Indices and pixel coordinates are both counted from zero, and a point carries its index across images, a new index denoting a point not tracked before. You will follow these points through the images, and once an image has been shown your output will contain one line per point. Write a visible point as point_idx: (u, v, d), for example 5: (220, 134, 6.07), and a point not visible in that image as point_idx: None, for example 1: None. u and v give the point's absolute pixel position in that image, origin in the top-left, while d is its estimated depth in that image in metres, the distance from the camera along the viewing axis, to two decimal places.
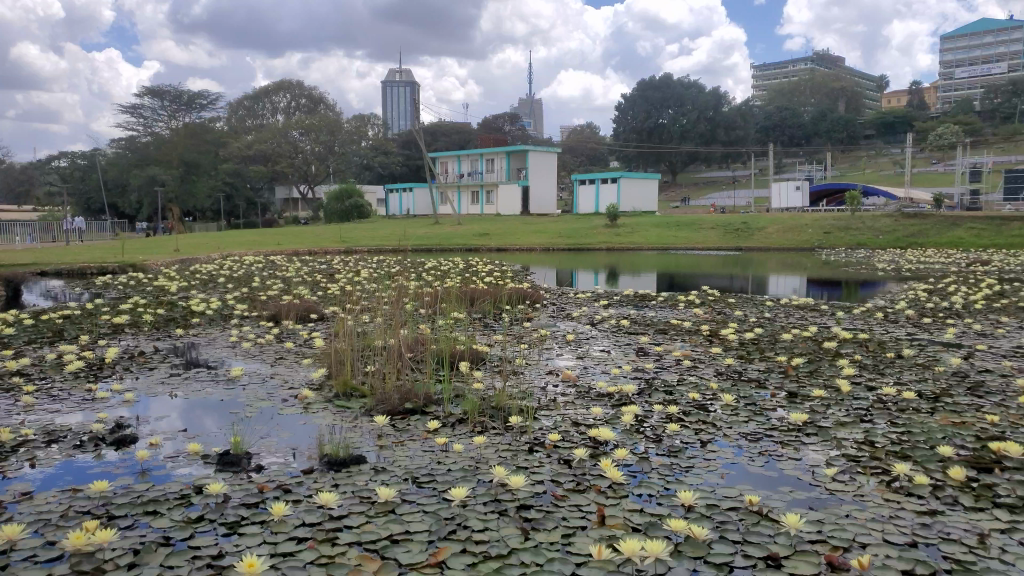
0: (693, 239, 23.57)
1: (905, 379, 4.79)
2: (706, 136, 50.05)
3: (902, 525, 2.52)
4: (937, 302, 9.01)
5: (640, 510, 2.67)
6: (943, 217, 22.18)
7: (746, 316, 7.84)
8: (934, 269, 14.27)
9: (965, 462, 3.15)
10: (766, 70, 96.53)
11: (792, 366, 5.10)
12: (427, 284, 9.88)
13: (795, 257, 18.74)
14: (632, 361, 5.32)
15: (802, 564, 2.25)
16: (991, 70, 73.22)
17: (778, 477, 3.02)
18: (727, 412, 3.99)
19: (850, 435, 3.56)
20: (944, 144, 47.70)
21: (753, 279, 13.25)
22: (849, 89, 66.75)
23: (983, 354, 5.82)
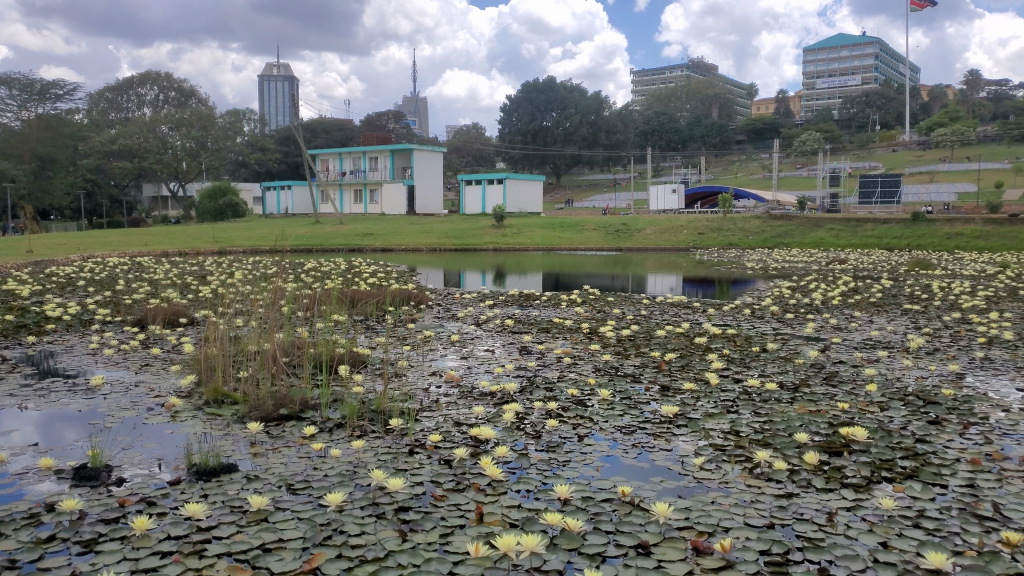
0: (578, 240, 24.11)
1: (768, 371, 5.09)
2: (588, 139, 51.34)
3: (761, 508, 2.69)
4: (798, 298, 9.65)
5: (518, 506, 2.71)
6: (807, 219, 23.74)
7: (624, 314, 8.12)
8: (798, 268, 15.21)
9: (817, 447, 3.40)
10: (645, 76, 100.23)
11: (665, 362, 5.31)
12: (308, 286, 9.61)
13: (671, 257, 19.57)
14: (515, 360, 5.40)
15: (668, 551, 2.36)
16: (847, 81, 79.00)
17: (649, 468, 3.15)
18: (605, 406, 4.12)
19: (717, 426, 3.75)
20: (808, 150, 50.99)
21: (632, 279, 13.70)
22: (721, 96, 70.25)
23: (838, 346, 6.27)
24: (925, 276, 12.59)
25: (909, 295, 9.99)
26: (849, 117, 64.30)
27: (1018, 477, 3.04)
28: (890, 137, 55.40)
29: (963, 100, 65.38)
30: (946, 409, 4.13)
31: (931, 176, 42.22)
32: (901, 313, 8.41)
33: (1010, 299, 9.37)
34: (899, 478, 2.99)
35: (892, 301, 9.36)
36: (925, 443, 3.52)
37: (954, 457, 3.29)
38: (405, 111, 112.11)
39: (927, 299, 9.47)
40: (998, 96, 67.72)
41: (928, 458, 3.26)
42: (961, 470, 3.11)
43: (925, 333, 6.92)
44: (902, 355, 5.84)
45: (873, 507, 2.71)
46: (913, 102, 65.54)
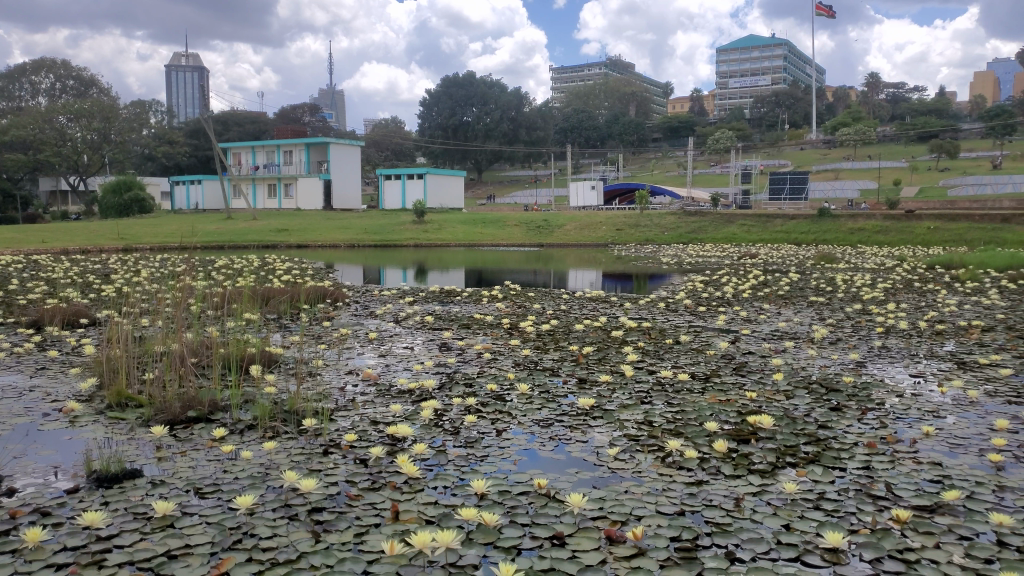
0: (499, 236, 24.18)
1: (681, 362, 5.24)
2: (509, 135, 51.50)
3: (673, 496, 2.77)
4: (711, 292, 9.94)
5: (434, 502, 2.71)
6: (720, 215, 24.50)
7: (544, 309, 8.19)
8: (712, 262, 15.68)
9: (726, 435, 3.52)
10: (565, 73, 101.33)
11: (583, 355, 5.40)
12: (219, 284, 9.33)
13: (591, 253, 19.88)
14: (434, 357, 5.37)
15: (583, 540, 2.40)
16: (757, 82, 81.83)
17: (565, 460, 3.20)
18: (523, 401, 4.15)
19: (631, 416, 3.84)
20: (720, 147, 52.60)
21: (553, 275, 13.84)
22: (638, 95, 71.74)
23: (748, 338, 6.50)
24: (829, 269, 13.17)
25: (814, 287, 10.44)
26: (760, 116, 66.67)
27: (909, 458, 3.23)
28: (798, 136, 57.73)
29: (864, 102, 68.70)
30: (846, 395, 4.35)
31: (836, 174, 44.25)
32: (807, 305, 8.79)
33: (905, 291, 9.92)
34: (800, 463, 3.14)
35: (798, 294, 9.77)
36: (827, 428, 3.69)
37: (852, 441, 3.47)
38: (321, 104, 109.75)
39: (831, 291, 9.92)
40: (895, 98, 71.44)
41: (829, 444, 3.42)
42: (859, 453, 3.28)
43: (829, 324, 7.26)
44: (807, 345, 6.11)
45: (777, 491, 2.83)
46: (819, 102, 68.46)
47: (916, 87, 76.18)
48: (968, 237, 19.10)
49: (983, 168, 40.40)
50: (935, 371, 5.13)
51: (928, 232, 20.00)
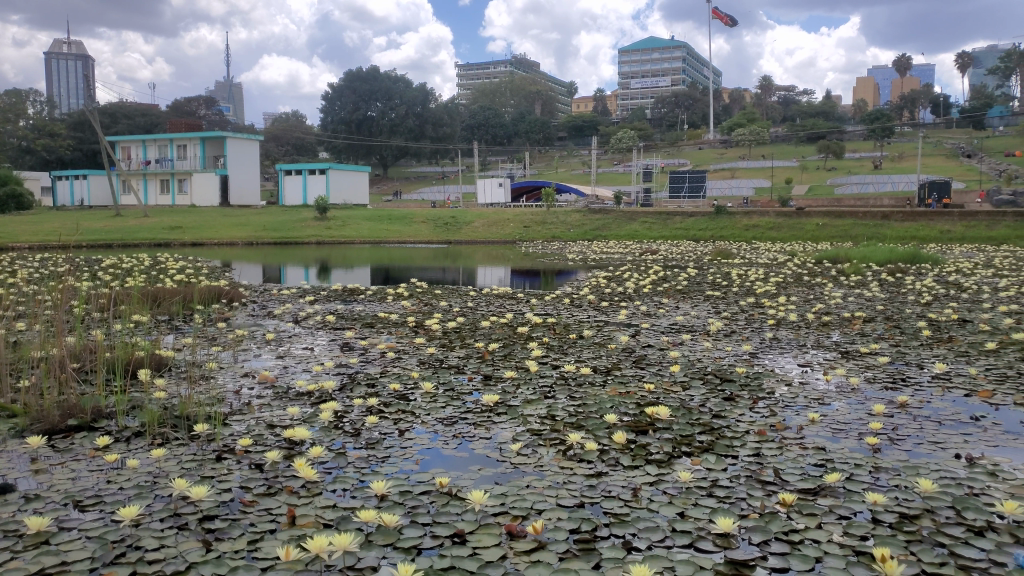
0: (405, 233, 23.96)
1: (584, 357, 5.34)
2: (414, 131, 51.11)
3: (573, 489, 2.82)
4: (615, 288, 10.15)
5: (333, 505, 2.67)
6: (623, 213, 25.08)
7: (450, 306, 8.18)
8: (615, 259, 16.01)
9: (626, 427, 3.61)
10: (470, 71, 101.32)
11: (488, 352, 5.43)
12: (107, 285, 8.84)
13: (498, 250, 19.97)
14: (337, 357, 5.28)
15: (484, 537, 2.42)
16: (658, 82, 84.16)
17: (468, 458, 3.20)
18: (427, 400, 4.13)
19: (535, 411, 3.89)
20: (623, 147, 53.85)
21: (461, 272, 13.82)
22: (543, 93, 72.57)
23: (648, 331, 6.69)
24: (726, 265, 13.72)
25: (711, 282, 10.84)
26: (660, 117, 68.74)
27: (796, 443, 3.40)
28: (696, 136, 59.89)
29: (758, 104, 71.75)
30: (739, 385, 4.54)
31: (732, 172, 46.11)
32: (703, 299, 9.11)
33: (795, 284, 10.43)
34: (694, 453, 3.26)
35: (696, 288, 10.13)
36: (721, 418, 3.84)
37: (744, 430, 3.62)
38: (217, 97, 105.49)
39: (726, 286, 10.31)
40: (786, 101, 75.07)
41: (722, 432, 3.56)
42: (749, 441, 3.43)
43: (724, 318, 7.55)
44: (703, 338, 6.33)
45: (673, 481, 2.92)
46: (716, 104, 71.08)
47: (805, 91, 80.31)
48: (852, 233, 20.27)
49: (866, 168, 42.97)
50: (821, 361, 5.42)
51: (817, 228, 21.09)
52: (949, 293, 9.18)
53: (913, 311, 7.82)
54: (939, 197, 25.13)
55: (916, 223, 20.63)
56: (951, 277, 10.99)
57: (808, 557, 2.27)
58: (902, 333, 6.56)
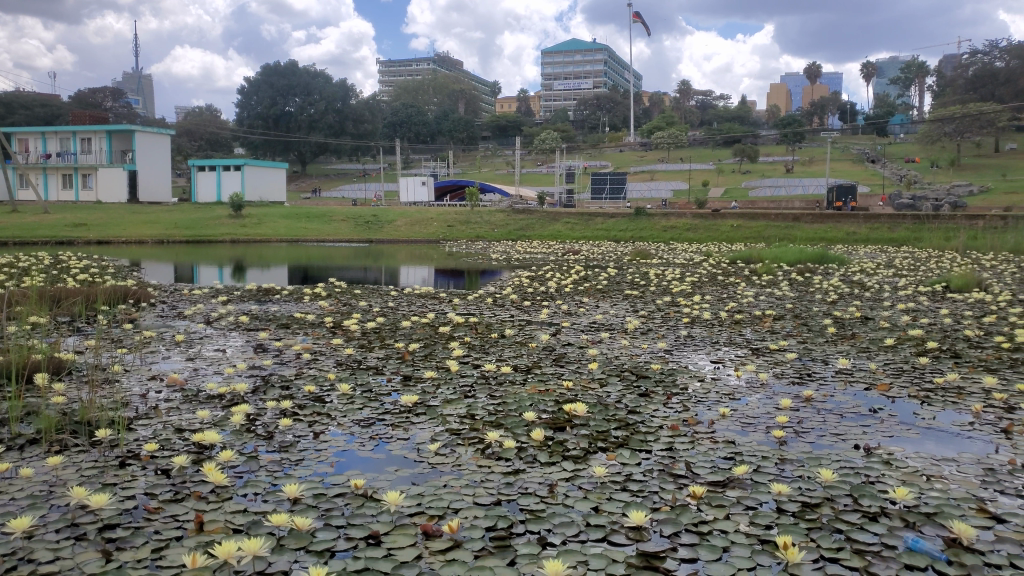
0: (325, 232, 23.52)
1: (504, 356, 5.37)
2: (334, 127, 50.22)
3: (490, 486, 2.83)
4: (536, 287, 10.25)
5: (244, 510, 2.60)
6: (546, 214, 25.31)
7: (369, 307, 8.06)
8: (538, 259, 16.16)
9: (545, 424, 3.66)
10: (393, 68, 100.50)
11: (409, 352, 5.39)
12: (1, 286, 8.35)
13: (421, 249, 19.82)
14: (250, 359, 5.14)
15: (399, 537, 2.41)
16: (580, 85, 85.34)
17: (385, 459, 3.18)
18: (344, 401, 4.06)
19: (454, 411, 3.89)
20: (547, 147, 54.34)
21: (384, 271, 13.67)
22: (467, 92, 72.55)
23: (568, 330, 6.77)
24: (645, 265, 14.02)
25: (630, 281, 11.05)
26: (582, 119, 69.75)
27: (707, 438, 3.51)
28: (617, 138, 61.02)
29: (677, 107, 73.66)
30: (654, 382, 4.66)
31: (652, 175, 47.18)
32: (622, 298, 9.29)
33: (711, 284, 10.76)
34: (611, 448, 3.32)
35: (615, 288, 10.29)
36: (636, 413, 3.94)
37: (658, 425, 3.72)
38: (125, 88, 101.11)
39: (644, 285, 10.53)
40: (703, 105, 77.22)
41: (637, 428, 3.65)
42: (663, 436, 3.52)
43: (641, 316, 7.73)
44: (621, 336, 6.47)
45: (589, 476, 2.97)
46: (636, 107, 72.66)
47: (721, 96, 82.87)
48: (765, 235, 21.05)
49: (778, 172, 44.71)
50: (733, 357, 5.61)
51: (732, 230, 21.79)
52: (852, 292, 9.63)
53: (819, 309, 8.18)
54: (846, 200, 26.36)
55: (825, 225, 21.61)
56: (855, 276, 11.54)
57: (715, 547, 2.35)
58: (808, 330, 6.85)
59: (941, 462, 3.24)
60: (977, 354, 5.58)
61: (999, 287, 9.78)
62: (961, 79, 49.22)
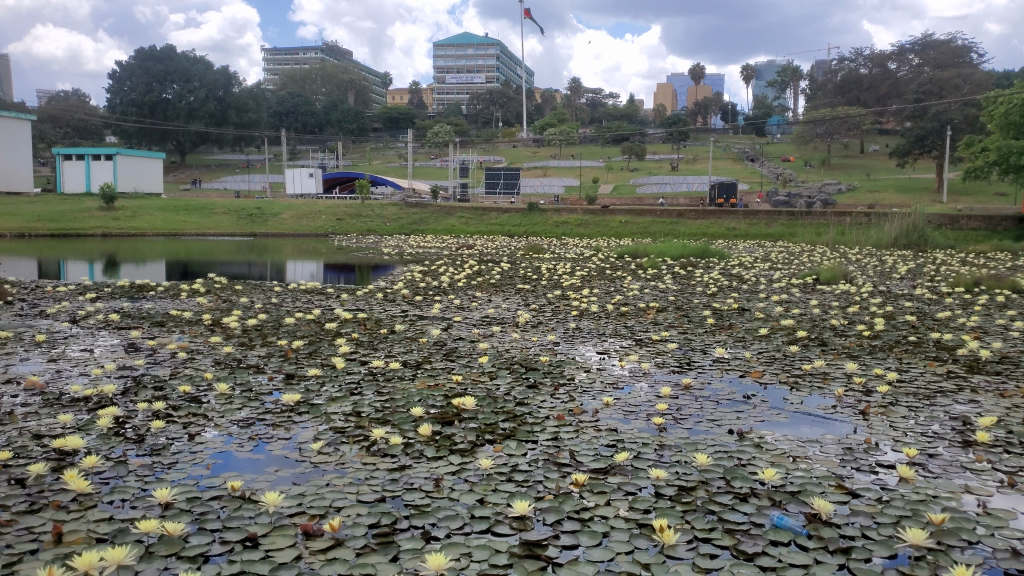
0: (206, 225, 22.55)
1: (393, 352, 5.31)
2: (215, 116, 48.12)
3: (375, 484, 2.81)
4: (428, 281, 10.21)
5: (109, 517, 2.47)
6: (440, 208, 25.18)
7: (252, 303, 7.78)
8: (431, 253, 16.06)
9: (432, 419, 3.66)
10: (279, 55, 97.43)
11: (292, 349, 5.25)
12: None
13: (309, 243, 19.28)
14: (121, 359, 4.87)
15: (278, 538, 2.35)
16: (473, 79, 85.63)
17: (266, 459, 3.09)
18: (222, 402, 3.91)
19: (339, 409, 3.82)
20: (440, 141, 54.16)
21: (271, 266, 13.24)
22: (357, 83, 71.26)
23: (459, 324, 6.78)
24: (537, 259, 14.24)
25: (522, 276, 11.16)
26: (475, 113, 69.94)
27: (591, 426, 3.61)
28: (510, 134, 61.53)
29: (567, 104, 75.00)
30: (542, 373, 4.74)
31: (544, 170, 47.88)
32: (514, 292, 9.39)
33: (600, 278, 11.02)
34: (497, 440, 3.36)
35: (507, 282, 10.37)
36: (524, 405, 4.00)
37: (544, 415, 3.79)
38: None
39: (537, 280, 10.68)
40: (593, 104, 79.09)
41: (524, 419, 3.70)
42: (550, 425, 3.59)
43: (532, 310, 7.84)
44: (511, 330, 6.53)
45: (475, 468, 3.00)
46: (528, 102, 73.61)
47: (610, 95, 85.09)
48: (651, 231, 21.77)
49: (664, 169, 46.40)
50: (618, 348, 5.79)
51: (620, 225, 22.42)
52: (731, 285, 10.10)
53: (700, 301, 8.53)
54: (728, 197, 27.59)
55: (707, 221, 22.58)
56: (734, 270, 12.11)
57: (596, 533, 2.42)
58: (690, 321, 7.15)
59: (806, 443, 3.45)
60: (841, 342, 5.99)
61: (863, 279, 10.51)
62: (829, 82, 52.40)
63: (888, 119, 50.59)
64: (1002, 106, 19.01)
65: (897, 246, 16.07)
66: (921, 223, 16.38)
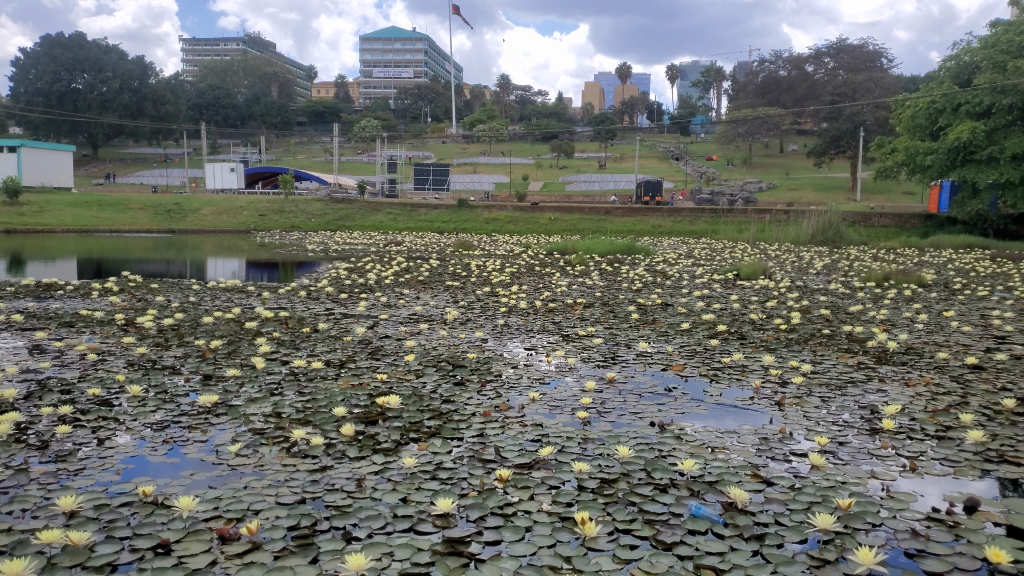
0: (120, 221, 21.69)
1: (317, 351, 5.22)
2: (130, 108, 46.16)
3: (295, 485, 2.76)
4: (354, 279, 10.07)
5: (8, 529, 2.35)
6: (366, 204, 24.86)
7: (168, 302, 7.52)
8: (357, 250, 15.86)
9: (356, 419, 3.61)
10: (198, 45, 94.44)
11: (211, 350, 5.10)
12: None
13: (231, 240, 18.74)
14: (24, 362, 4.64)
15: (192, 544, 2.28)
16: (400, 74, 84.80)
17: (181, 463, 3.00)
18: (134, 404, 3.77)
19: (258, 410, 3.73)
20: (367, 136, 53.50)
21: (190, 264, 12.81)
22: (281, 75, 69.67)
23: (385, 322, 6.70)
24: (466, 256, 14.23)
25: (451, 273, 11.11)
26: (403, 108, 69.41)
27: (517, 422, 3.63)
28: (439, 129, 61.21)
29: (496, 100, 75.13)
30: (469, 370, 4.74)
31: (475, 167, 47.86)
32: (443, 289, 9.36)
33: (528, 274, 11.11)
34: (422, 438, 3.34)
35: (436, 279, 10.31)
36: (450, 402, 3.99)
37: (470, 412, 3.79)
38: None
39: (466, 276, 10.65)
40: (522, 101, 79.47)
41: (450, 416, 3.70)
42: (475, 422, 3.60)
43: (460, 307, 7.83)
44: (439, 326, 6.51)
45: (399, 467, 2.97)
46: (457, 98, 73.45)
47: (539, 93, 85.65)
48: (580, 228, 22.03)
49: (592, 167, 47.00)
50: (545, 343, 5.84)
51: (550, 223, 22.58)
52: (655, 281, 10.34)
53: (626, 297, 8.69)
54: (654, 195, 28.19)
55: (633, 218, 23.00)
56: (659, 266, 12.39)
57: (518, 528, 2.44)
58: (615, 316, 7.28)
59: (725, 435, 3.55)
60: (758, 335, 6.20)
61: (780, 274, 10.89)
62: (750, 83, 54.05)
63: (806, 120, 52.51)
64: (910, 109, 19.99)
65: (814, 242, 16.73)
66: (837, 221, 17.09)
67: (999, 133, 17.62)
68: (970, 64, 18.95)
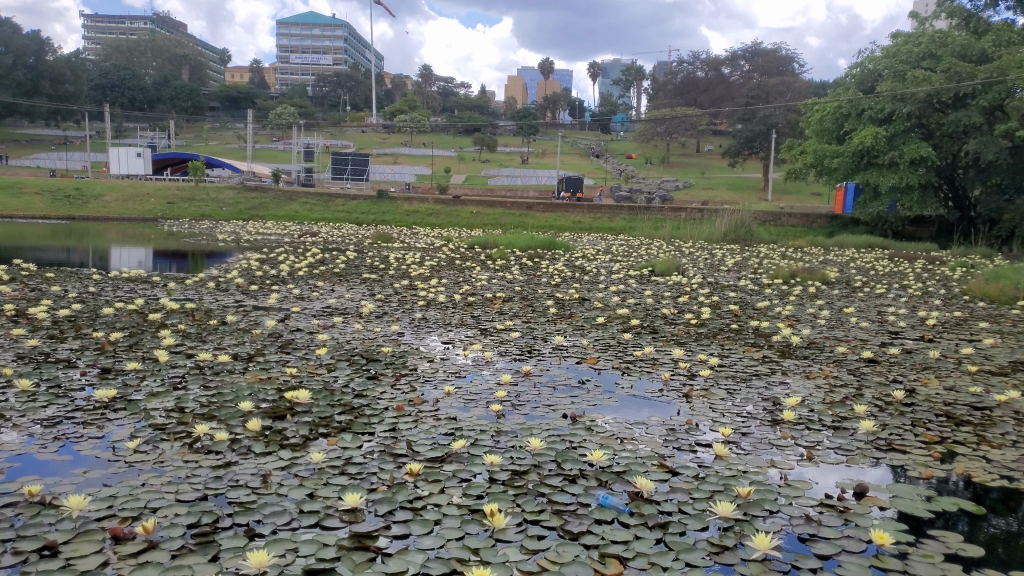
0: (13, 207, 20.47)
1: (224, 344, 5.06)
2: (25, 86, 43.59)
3: (196, 482, 2.67)
4: (266, 270, 9.81)
5: None
6: (281, 192, 24.23)
7: (65, 292, 7.14)
8: (270, 240, 15.48)
9: (264, 413, 3.52)
10: (103, 23, 89.94)
11: (110, 342, 4.87)
12: None
13: (136, 228, 17.97)
14: None
15: (82, 545, 2.18)
16: (319, 60, 83.00)
17: (74, 460, 2.86)
18: (23, 399, 3.57)
19: (161, 404, 3.59)
20: (282, 123, 52.19)
21: (91, 253, 12.19)
22: (192, 57, 67.14)
23: (298, 315, 6.55)
24: (385, 248, 14.05)
25: (369, 266, 10.95)
26: (321, 95, 67.96)
27: (430, 416, 3.62)
28: (359, 118, 60.27)
29: (418, 91, 74.55)
30: (384, 364, 4.69)
31: (394, 157, 47.46)
32: (359, 282, 9.23)
33: (448, 268, 11.06)
34: (332, 433, 3.29)
35: (353, 272, 10.14)
36: (362, 397, 3.94)
37: (383, 406, 3.75)
38: None
39: (383, 269, 10.51)
40: (444, 94, 79.11)
41: (362, 410, 3.66)
42: (387, 417, 3.56)
43: (377, 300, 7.72)
44: (354, 320, 6.42)
45: (306, 463, 2.92)
46: (378, 87, 72.43)
47: (462, 85, 85.40)
48: (500, 222, 22.13)
49: (512, 161, 47.32)
50: (462, 337, 5.82)
51: (471, 216, 22.59)
52: (573, 276, 10.49)
53: (544, 291, 8.77)
54: (574, 191, 28.59)
55: (554, 213, 23.24)
56: (577, 261, 12.56)
57: (427, 522, 2.43)
58: (533, 311, 7.34)
59: (633, 426, 3.64)
60: (669, 330, 6.35)
61: (693, 271, 11.21)
62: (669, 83, 55.31)
63: (721, 120, 54.18)
64: (818, 113, 20.88)
65: (726, 240, 17.25)
66: (747, 220, 17.72)
67: (898, 139, 18.37)
68: (874, 72, 19.85)
